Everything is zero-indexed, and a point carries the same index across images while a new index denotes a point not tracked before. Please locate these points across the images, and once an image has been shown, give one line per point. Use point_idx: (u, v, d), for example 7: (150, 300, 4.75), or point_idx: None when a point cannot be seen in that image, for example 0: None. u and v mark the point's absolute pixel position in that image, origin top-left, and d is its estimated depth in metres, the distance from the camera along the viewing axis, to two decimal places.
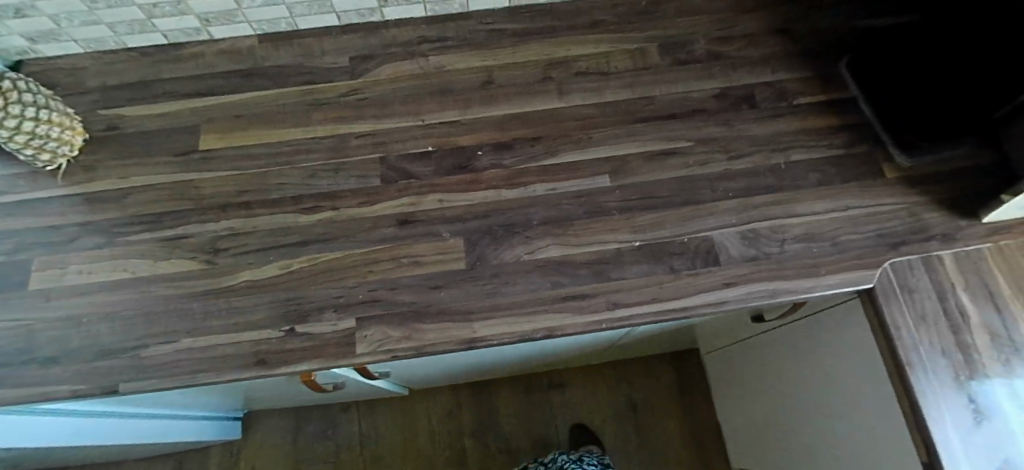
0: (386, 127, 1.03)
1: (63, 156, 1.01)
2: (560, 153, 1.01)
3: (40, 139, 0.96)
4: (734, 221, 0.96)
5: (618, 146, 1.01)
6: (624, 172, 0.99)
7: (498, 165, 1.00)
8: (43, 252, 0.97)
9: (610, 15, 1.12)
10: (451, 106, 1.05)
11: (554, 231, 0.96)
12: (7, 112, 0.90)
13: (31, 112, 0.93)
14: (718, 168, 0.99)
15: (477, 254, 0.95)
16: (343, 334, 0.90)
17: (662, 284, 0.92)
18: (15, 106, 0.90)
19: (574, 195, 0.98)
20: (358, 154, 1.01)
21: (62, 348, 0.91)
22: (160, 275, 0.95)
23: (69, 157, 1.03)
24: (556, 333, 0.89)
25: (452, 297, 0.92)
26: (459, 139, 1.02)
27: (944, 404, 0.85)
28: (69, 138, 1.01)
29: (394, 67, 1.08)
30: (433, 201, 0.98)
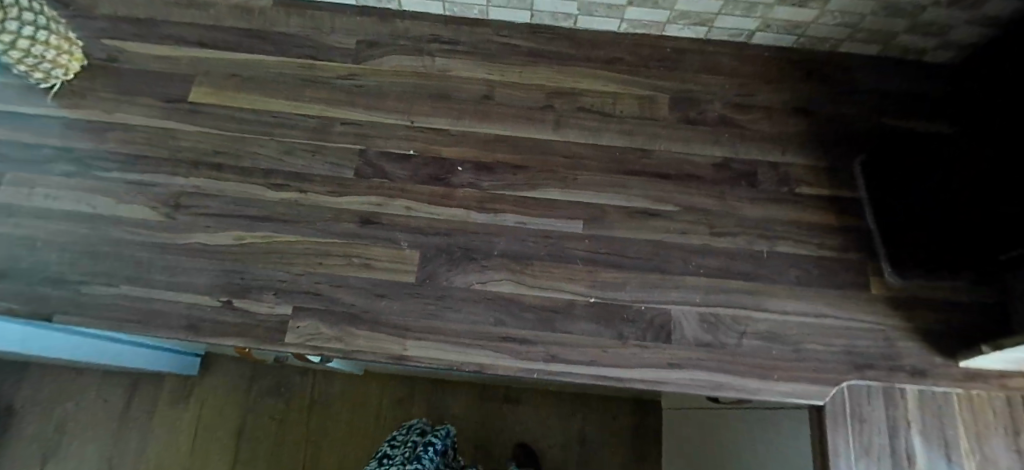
0: (374, 120, 1.01)
1: (56, 77, 1.00)
2: (540, 187, 0.97)
3: (33, 59, 0.95)
4: (697, 299, 0.91)
5: (601, 194, 0.97)
6: (600, 223, 0.95)
7: (474, 185, 0.97)
8: (14, 167, 0.97)
9: (630, 55, 1.07)
10: (444, 113, 1.02)
11: (511, 266, 0.93)
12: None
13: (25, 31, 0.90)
14: (697, 240, 0.95)
15: (429, 272, 0.92)
16: (276, 319, 0.89)
17: (605, 348, 0.88)
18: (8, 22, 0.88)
19: (541, 235, 0.94)
20: (339, 141, 0.99)
21: (6, 266, 0.91)
22: (117, 217, 0.94)
23: (63, 79, 1.01)
24: (485, 371, 0.87)
25: (392, 308, 0.90)
26: (443, 149, 0.99)
27: None
28: (65, 62, 0.99)
29: (398, 60, 1.05)
30: (400, 206, 0.96)
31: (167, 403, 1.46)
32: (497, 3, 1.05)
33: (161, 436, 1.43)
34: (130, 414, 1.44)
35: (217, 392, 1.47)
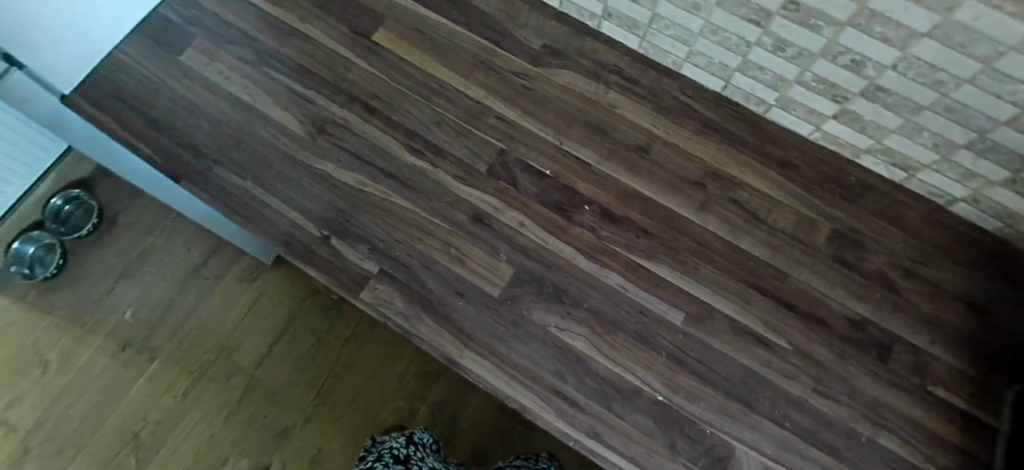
0: (526, 126, 0.99)
1: None
2: (656, 261, 0.91)
3: None
4: (769, 450, 0.83)
5: (715, 296, 0.90)
6: (701, 325, 0.89)
7: (593, 230, 0.93)
8: (205, 35, 1.04)
9: (809, 167, 0.98)
10: (595, 147, 0.98)
11: (594, 325, 0.88)
12: None
13: None
14: (795, 389, 0.86)
15: (514, 294, 0.89)
16: (361, 274, 0.90)
17: (651, 452, 0.82)
18: None
19: (637, 308, 0.89)
20: (486, 132, 0.98)
21: (165, 121, 0.99)
22: (268, 118, 0.99)
23: None
24: (526, 414, 0.84)
25: (466, 312, 0.88)
26: (579, 181, 0.96)
27: None
28: None
29: (572, 77, 1.02)
30: (514, 219, 0.93)
31: (236, 278, 1.20)
32: (696, 61, 0.98)
33: (219, 301, 1.16)
34: (204, 272, 1.19)
35: (279, 289, 1.17)
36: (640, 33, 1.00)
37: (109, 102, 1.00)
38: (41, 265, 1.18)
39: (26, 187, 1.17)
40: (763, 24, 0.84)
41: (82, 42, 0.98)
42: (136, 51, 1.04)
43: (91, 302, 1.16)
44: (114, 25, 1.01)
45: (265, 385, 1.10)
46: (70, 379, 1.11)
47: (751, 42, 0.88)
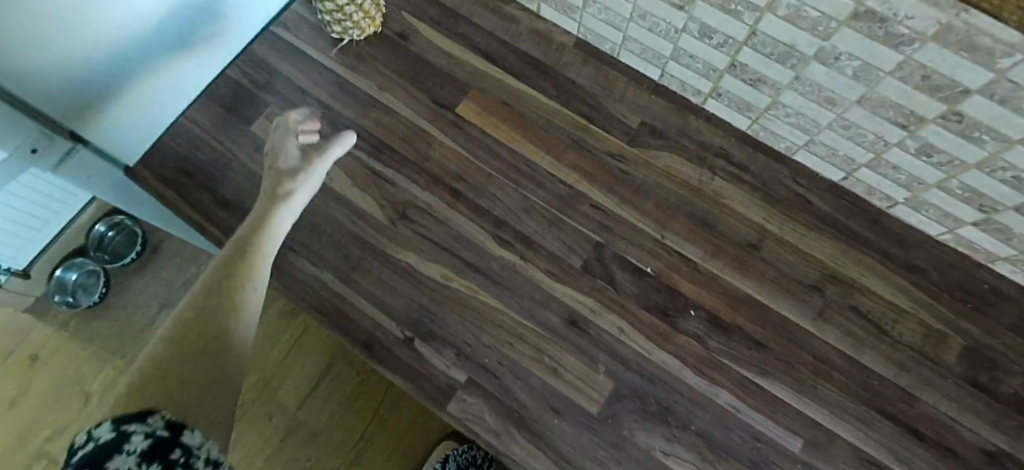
0: (623, 216, 0.91)
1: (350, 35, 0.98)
2: (769, 377, 0.83)
3: (341, 15, 0.93)
4: None
5: (836, 421, 0.82)
6: (821, 453, 0.81)
7: (700, 339, 0.85)
8: (278, 103, 0.97)
9: (937, 272, 0.88)
10: (699, 243, 0.90)
11: (702, 450, 0.80)
12: None
13: None
14: None
15: (614, 411, 0.82)
16: (447, 382, 0.83)
17: None
18: None
19: (749, 433, 0.81)
20: (580, 222, 0.90)
21: (237, 200, 0.92)
22: (346, 199, 0.92)
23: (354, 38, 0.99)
24: None
25: (562, 430, 0.81)
26: (683, 282, 0.88)
27: None
28: (364, 26, 0.96)
29: (674, 161, 0.94)
30: (613, 324, 0.86)
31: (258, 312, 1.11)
32: (815, 150, 0.89)
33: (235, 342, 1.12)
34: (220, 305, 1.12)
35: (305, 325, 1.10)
36: (752, 116, 0.91)
37: (178, 177, 0.94)
38: (85, 291, 1.10)
39: (73, 215, 1.06)
40: (911, 128, 0.75)
41: (145, 109, 0.92)
42: (205, 119, 0.97)
43: (124, 321, 1.10)
44: (179, 87, 0.95)
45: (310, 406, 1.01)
46: (96, 387, 1.07)
47: (891, 142, 0.79)
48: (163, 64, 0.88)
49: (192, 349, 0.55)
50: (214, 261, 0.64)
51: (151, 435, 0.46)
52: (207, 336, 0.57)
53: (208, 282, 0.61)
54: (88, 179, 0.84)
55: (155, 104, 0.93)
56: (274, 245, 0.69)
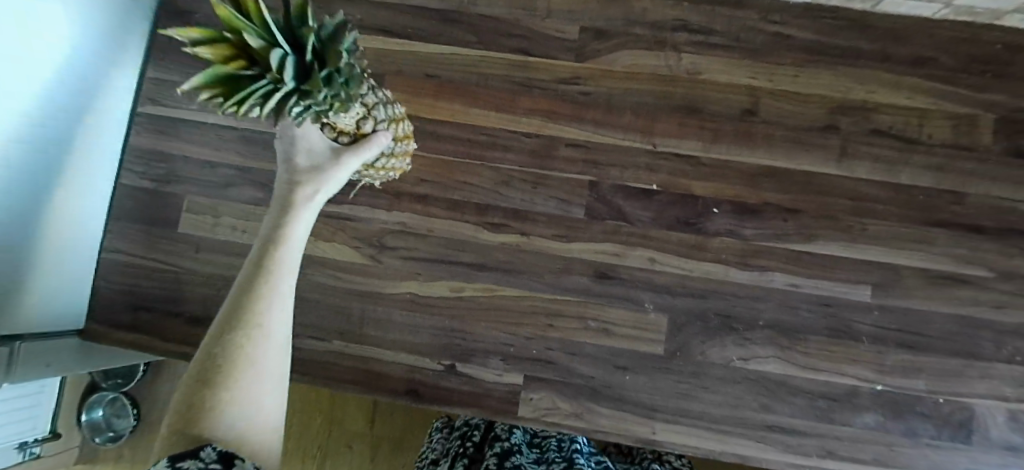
0: (605, 141, 0.81)
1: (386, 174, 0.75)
2: (815, 239, 0.78)
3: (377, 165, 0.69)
4: (1008, 392, 0.76)
5: (894, 252, 0.78)
6: (892, 291, 0.77)
7: (734, 233, 0.79)
8: (197, 190, 0.86)
9: (946, 54, 0.80)
10: (694, 135, 0.81)
11: (779, 340, 0.77)
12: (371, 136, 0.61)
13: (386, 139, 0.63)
14: (1013, 318, 0.77)
15: (680, 343, 0.77)
16: (508, 389, 0.79)
17: (893, 447, 0.74)
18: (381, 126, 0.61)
19: (818, 302, 0.77)
20: (564, 169, 0.81)
21: (209, 310, 0.84)
22: (318, 257, 0.83)
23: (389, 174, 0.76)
24: (748, 463, 0.75)
25: (637, 384, 0.77)
26: (693, 183, 0.80)
27: None
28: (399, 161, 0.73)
29: (633, 57, 0.82)
30: (641, 257, 0.79)
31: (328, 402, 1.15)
32: None
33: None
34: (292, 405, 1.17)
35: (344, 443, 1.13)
36: None
37: (131, 316, 0.86)
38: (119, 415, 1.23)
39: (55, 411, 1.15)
40: None
41: (45, 257, 0.79)
42: (130, 241, 0.87)
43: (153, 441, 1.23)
44: (51, 194, 0.78)
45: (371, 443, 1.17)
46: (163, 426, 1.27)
47: None
48: (48, 205, 0.78)
49: (233, 364, 0.54)
50: (248, 261, 0.59)
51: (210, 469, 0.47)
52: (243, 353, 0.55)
53: (245, 286, 0.58)
54: (54, 364, 0.81)
55: (60, 226, 0.80)
56: (296, 246, 0.60)
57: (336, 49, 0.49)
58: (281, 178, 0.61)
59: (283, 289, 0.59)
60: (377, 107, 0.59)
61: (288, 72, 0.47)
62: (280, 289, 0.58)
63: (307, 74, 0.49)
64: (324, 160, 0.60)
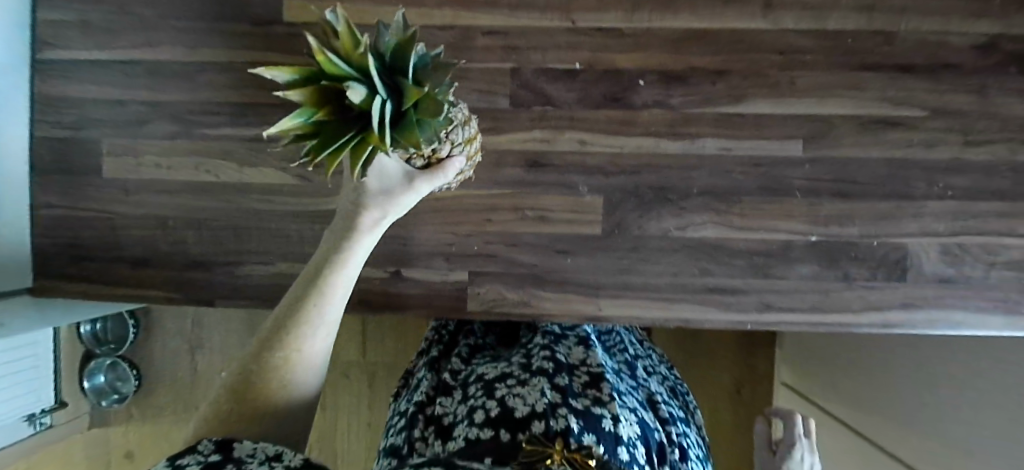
0: (522, 24, 0.78)
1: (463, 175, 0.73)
2: (743, 100, 0.77)
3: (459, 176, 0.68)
4: (942, 227, 0.76)
5: (824, 102, 0.77)
6: (823, 143, 0.77)
7: (661, 104, 0.77)
8: (113, 133, 0.84)
9: None
10: (613, 5, 0.77)
11: (713, 206, 0.77)
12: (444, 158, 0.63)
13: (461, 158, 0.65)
14: (946, 154, 0.76)
15: (616, 221, 0.78)
16: (454, 288, 0.80)
17: (829, 293, 0.77)
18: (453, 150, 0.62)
19: (750, 163, 0.77)
20: (483, 59, 0.78)
21: (150, 251, 0.84)
22: (248, 184, 0.82)
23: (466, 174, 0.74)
24: (692, 326, 0.78)
25: (578, 266, 0.79)
26: (617, 57, 0.77)
27: None
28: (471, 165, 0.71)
29: None
30: (571, 141, 0.78)
31: None
32: None
33: (237, 335, 1.38)
34: None
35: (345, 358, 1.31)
36: None
37: (75, 267, 0.86)
38: (122, 377, 1.37)
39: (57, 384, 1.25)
40: None
41: None
42: (58, 194, 0.85)
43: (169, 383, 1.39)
44: None
45: (372, 364, 1.31)
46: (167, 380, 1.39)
47: None
48: None
49: (269, 376, 0.59)
50: (308, 268, 0.62)
51: (236, 449, 0.53)
52: (281, 374, 0.60)
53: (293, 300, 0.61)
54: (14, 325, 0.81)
55: None
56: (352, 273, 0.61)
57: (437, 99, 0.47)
58: (346, 188, 0.59)
59: (328, 320, 0.61)
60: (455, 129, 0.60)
61: (384, 119, 0.46)
62: (325, 320, 0.61)
63: (399, 118, 0.48)
64: (394, 189, 0.58)
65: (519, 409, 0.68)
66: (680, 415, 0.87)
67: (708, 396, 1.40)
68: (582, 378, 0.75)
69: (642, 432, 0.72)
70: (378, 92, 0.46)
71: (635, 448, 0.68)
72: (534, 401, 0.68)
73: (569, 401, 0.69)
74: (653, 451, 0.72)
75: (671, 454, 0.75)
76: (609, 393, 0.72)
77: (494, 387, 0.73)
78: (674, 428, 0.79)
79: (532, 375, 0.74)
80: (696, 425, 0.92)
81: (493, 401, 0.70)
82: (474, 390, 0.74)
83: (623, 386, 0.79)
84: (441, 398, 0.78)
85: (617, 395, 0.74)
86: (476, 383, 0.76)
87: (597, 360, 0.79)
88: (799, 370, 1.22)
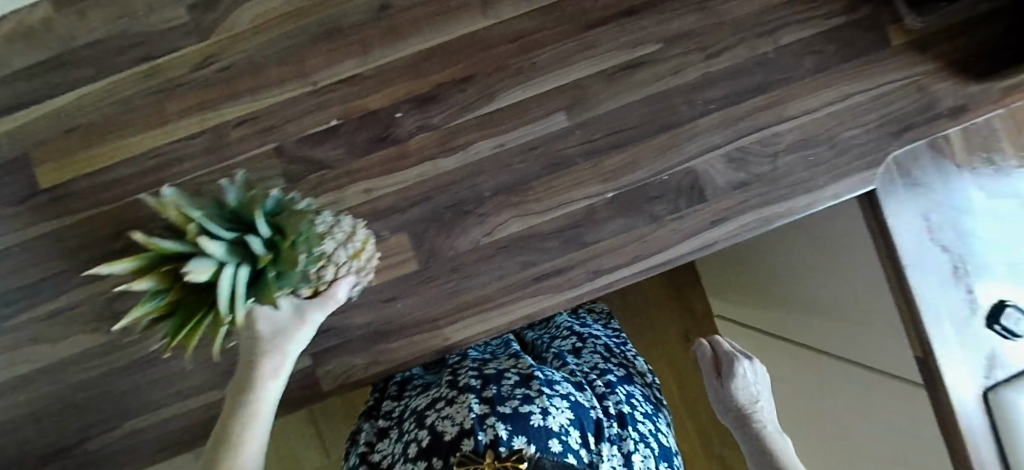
0: (268, 104, 0.78)
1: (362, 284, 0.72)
2: (497, 95, 0.78)
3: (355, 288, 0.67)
4: (719, 140, 0.79)
5: (570, 69, 0.78)
6: (585, 106, 0.78)
7: (425, 127, 0.78)
8: None
9: None
10: (344, 54, 0.77)
11: (510, 201, 0.79)
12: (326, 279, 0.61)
13: (345, 271, 0.63)
14: (696, 73, 0.79)
15: (428, 250, 0.79)
16: (305, 373, 0.79)
17: (643, 238, 0.79)
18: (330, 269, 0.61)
19: (525, 150, 0.79)
20: (245, 150, 0.78)
21: None
22: (67, 357, 0.79)
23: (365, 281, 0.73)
24: (538, 318, 0.79)
25: (411, 307, 0.79)
26: (368, 100, 0.78)
27: (948, 331, 0.80)
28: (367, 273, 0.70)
29: (251, 11, 0.77)
30: (357, 192, 0.78)
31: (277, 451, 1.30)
32: None
33: None
34: None
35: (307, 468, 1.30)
36: None
37: None
38: None
39: None
40: None
41: None
42: None
43: None
44: None
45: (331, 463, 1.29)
46: None
47: None
48: None
49: None
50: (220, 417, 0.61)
51: None
52: None
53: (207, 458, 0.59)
54: None
55: None
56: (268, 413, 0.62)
57: (293, 249, 0.49)
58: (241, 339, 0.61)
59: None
60: (333, 252, 0.61)
61: (237, 286, 0.46)
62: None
63: (257, 277, 0.49)
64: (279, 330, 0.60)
65: (447, 431, 0.64)
66: (620, 377, 0.86)
67: (658, 348, 1.41)
68: (511, 380, 0.71)
69: (577, 415, 0.67)
70: (227, 260, 0.46)
71: (567, 435, 0.64)
72: (462, 418, 0.64)
73: (497, 407, 0.64)
74: (591, 430, 0.68)
75: (609, 427, 0.72)
76: (539, 386, 0.68)
77: (425, 417, 0.69)
78: (610, 400, 0.77)
79: (461, 392, 0.71)
80: (641, 377, 0.91)
81: (425, 429, 0.67)
82: (409, 425, 0.71)
83: (554, 375, 0.76)
84: (381, 442, 0.75)
85: (547, 386, 0.70)
86: (409, 418, 0.72)
87: (524, 363, 0.77)
88: (740, 303, 1.22)
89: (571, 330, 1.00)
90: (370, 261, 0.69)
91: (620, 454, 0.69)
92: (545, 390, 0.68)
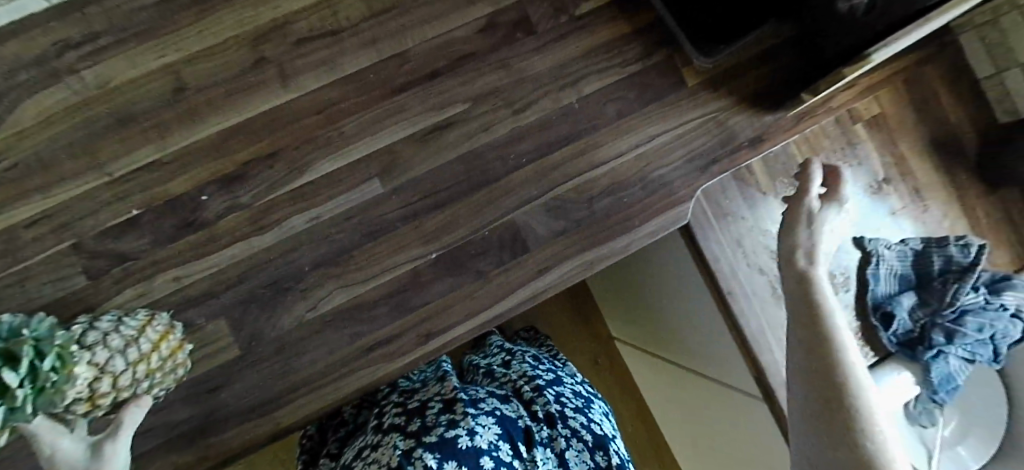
0: (59, 199, 0.73)
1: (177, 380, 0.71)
2: (308, 168, 0.77)
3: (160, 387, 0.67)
4: (535, 191, 0.81)
5: (380, 135, 0.78)
6: (399, 170, 0.79)
7: (234, 206, 0.76)
8: None
9: None
10: (141, 141, 0.75)
11: (331, 273, 0.77)
12: (112, 388, 0.61)
13: (137, 374, 0.63)
14: (505, 128, 0.80)
15: (250, 332, 0.76)
16: None
17: (471, 295, 0.79)
18: (107, 380, 0.61)
19: (342, 220, 0.78)
20: (38, 249, 0.73)
21: None
22: None
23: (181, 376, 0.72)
24: (373, 389, 0.78)
25: (237, 395, 0.75)
26: (171, 184, 0.75)
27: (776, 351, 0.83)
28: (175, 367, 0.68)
29: (32, 104, 0.73)
30: (165, 281, 0.75)
31: None
32: None
33: None
34: None
35: None
36: None
37: None
38: None
39: None
40: None
41: None
42: None
43: None
44: None
45: None
46: None
47: None
48: None
49: None
50: None
51: None
52: None
53: None
54: None
55: None
56: None
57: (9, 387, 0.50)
58: None
59: None
60: (110, 360, 0.61)
61: None
62: None
63: None
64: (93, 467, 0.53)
65: None
66: (552, 378, 0.80)
67: None
68: (434, 408, 0.69)
69: (504, 427, 0.66)
70: None
71: (497, 451, 0.63)
72: (387, 460, 0.62)
73: (422, 440, 0.63)
74: (519, 440, 0.67)
75: (538, 431, 0.71)
76: (460, 407, 0.66)
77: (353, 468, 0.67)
78: (538, 402, 0.73)
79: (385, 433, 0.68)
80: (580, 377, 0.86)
81: None
82: None
83: (480, 392, 0.73)
84: None
85: (471, 405, 0.68)
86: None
87: (449, 387, 0.73)
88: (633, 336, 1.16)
89: (502, 346, 0.93)
90: (178, 356, 0.68)
91: (555, 456, 0.68)
92: (470, 411, 0.66)
